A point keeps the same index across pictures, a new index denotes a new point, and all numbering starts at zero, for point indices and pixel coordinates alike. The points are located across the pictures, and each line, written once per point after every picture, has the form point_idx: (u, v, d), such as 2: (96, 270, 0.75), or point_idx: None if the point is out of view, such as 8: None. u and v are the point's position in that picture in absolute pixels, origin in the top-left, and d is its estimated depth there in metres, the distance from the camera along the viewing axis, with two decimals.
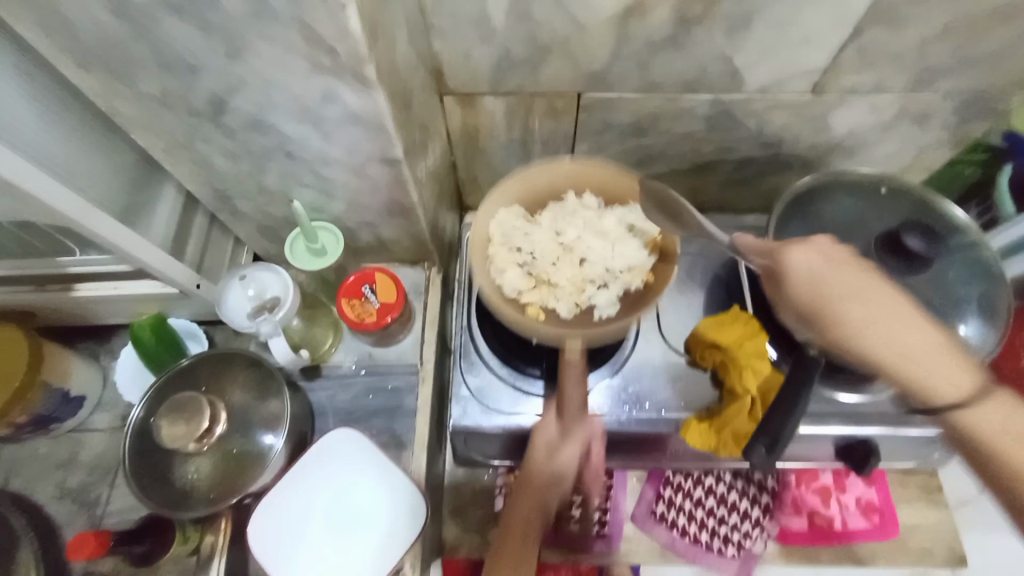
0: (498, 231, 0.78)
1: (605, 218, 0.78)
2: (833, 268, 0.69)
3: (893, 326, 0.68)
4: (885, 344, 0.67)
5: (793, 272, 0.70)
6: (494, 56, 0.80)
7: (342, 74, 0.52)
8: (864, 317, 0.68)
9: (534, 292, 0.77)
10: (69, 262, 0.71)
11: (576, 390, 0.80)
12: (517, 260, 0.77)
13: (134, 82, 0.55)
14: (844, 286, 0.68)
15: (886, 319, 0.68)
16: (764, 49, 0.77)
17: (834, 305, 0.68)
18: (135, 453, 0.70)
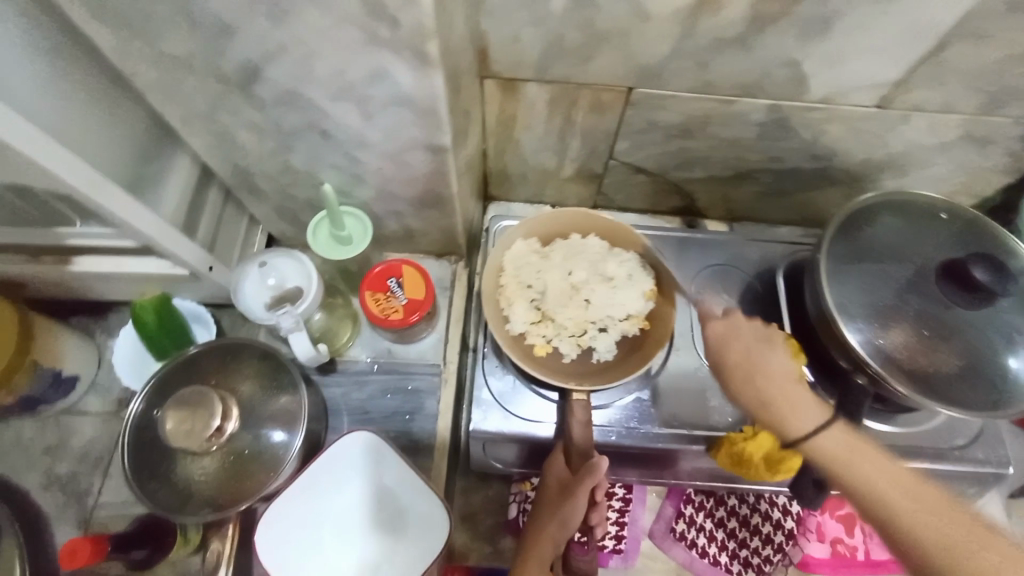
0: (512, 265, 0.84)
1: (609, 262, 0.84)
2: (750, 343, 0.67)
3: (798, 399, 0.63)
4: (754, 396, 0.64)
5: (719, 342, 0.68)
6: (545, 41, 0.73)
7: (399, 48, 0.46)
8: (760, 393, 0.64)
9: (540, 329, 0.82)
10: (69, 234, 0.64)
11: (584, 434, 0.75)
12: (526, 294, 0.83)
13: (156, 40, 0.48)
14: (748, 360, 0.66)
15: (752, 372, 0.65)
16: (836, 57, 0.72)
17: (760, 382, 0.64)
18: (134, 451, 0.65)
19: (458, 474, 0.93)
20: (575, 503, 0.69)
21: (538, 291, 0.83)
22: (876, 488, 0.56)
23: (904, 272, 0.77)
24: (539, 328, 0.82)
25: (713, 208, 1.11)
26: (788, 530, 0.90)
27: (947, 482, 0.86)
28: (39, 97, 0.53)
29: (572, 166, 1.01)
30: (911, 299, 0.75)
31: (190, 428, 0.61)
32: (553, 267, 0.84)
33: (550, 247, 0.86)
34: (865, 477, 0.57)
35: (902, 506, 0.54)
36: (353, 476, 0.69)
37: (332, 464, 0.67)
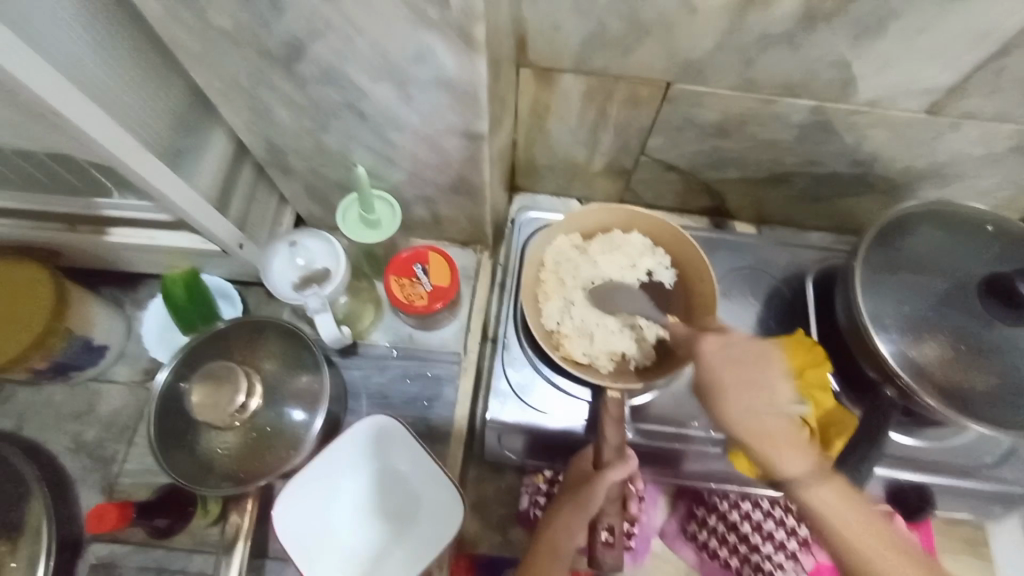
0: (551, 259, 0.83)
1: (645, 262, 0.82)
2: (747, 374, 0.65)
3: (786, 437, 0.64)
4: (749, 419, 0.64)
5: (715, 367, 0.66)
6: (586, 30, 0.72)
7: (446, 30, 0.45)
8: (749, 429, 0.64)
9: (575, 328, 0.80)
10: (105, 204, 0.65)
11: (614, 431, 0.72)
12: (563, 292, 0.81)
13: (203, 12, 0.48)
14: (739, 392, 0.65)
15: (746, 392, 0.65)
16: (889, 59, 0.69)
17: (760, 416, 0.64)
18: (159, 420, 0.66)
19: (471, 463, 0.93)
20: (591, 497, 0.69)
21: (574, 289, 0.81)
22: (846, 528, 0.59)
23: (943, 284, 0.75)
24: (573, 327, 0.80)
25: (743, 210, 1.08)
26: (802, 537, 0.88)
27: (971, 503, 0.84)
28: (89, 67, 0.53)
29: (602, 160, 0.99)
30: (948, 312, 0.73)
31: (214, 402, 0.62)
32: (591, 264, 0.82)
33: (590, 242, 0.84)
34: (839, 518, 0.60)
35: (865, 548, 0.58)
36: (369, 459, 0.69)
37: (355, 446, 0.68)
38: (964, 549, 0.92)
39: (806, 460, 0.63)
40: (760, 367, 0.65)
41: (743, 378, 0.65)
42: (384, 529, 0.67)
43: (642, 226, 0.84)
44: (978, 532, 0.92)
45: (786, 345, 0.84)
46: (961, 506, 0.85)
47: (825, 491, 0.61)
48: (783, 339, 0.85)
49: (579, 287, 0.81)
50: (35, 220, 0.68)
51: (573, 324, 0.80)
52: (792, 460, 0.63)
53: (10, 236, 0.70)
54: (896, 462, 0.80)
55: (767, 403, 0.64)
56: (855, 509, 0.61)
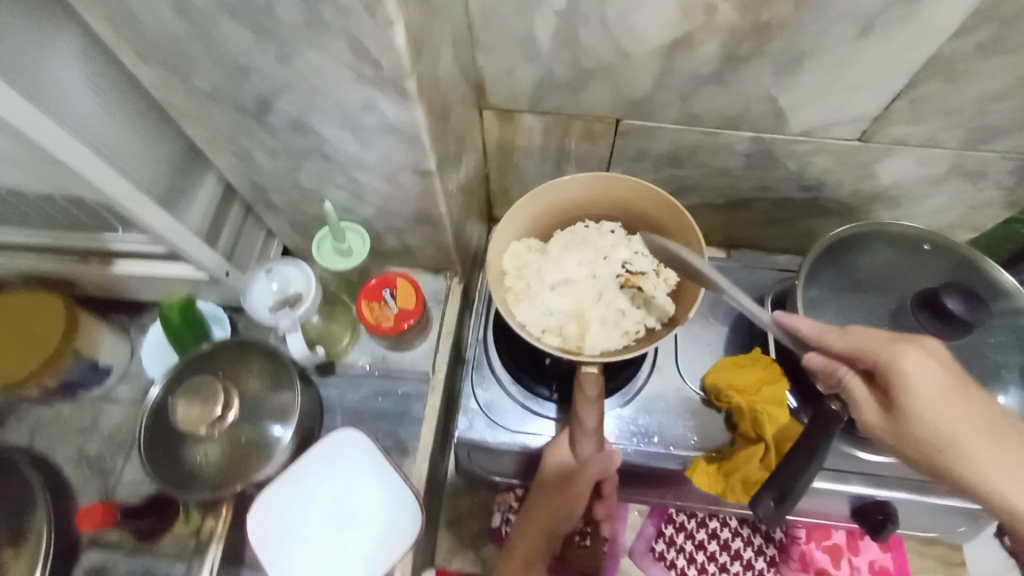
0: (510, 265, 0.80)
1: (615, 250, 0.81)
2: (944, 384, 0.57)
3: (1007, 445, 0.55)
4: (976, 457, 0.55)
5: (897, 379, 0.57)
6: (536, 76, 0.80)
7: (384, 85, 0.53)
8: (990, 463, 0.55)
9: (554, 325, 0.79)
10: (112, 239, 0.74)
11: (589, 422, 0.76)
12: (535, 288, 0.80)
13: (188, 76, 0.58)
14: (949, 412, 0.56)
15: (975, 433, 0.56)
16: (813, 92, 0.75)
17: (951, 433, 0.56)
18: (149, 431, 0.73)
19: (447, 479, 0.97)
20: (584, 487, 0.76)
21: (542, 282, 0.80)
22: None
23: (883, 305, 0.79)
24: (553, 324, 0.78)
25: (710, 234, 1.13)
26: (769, 557, 0.91)
27: (935, 517, 0.84)
28: (88, 122, 0.63)
29: None
30: (889, 331, 0.76)
31: (199, 415, 0.71)
32: (560, 257, 0.81)
33: (550, 242, 0.83)
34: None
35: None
36: (334, 470, 0.74)
37: (320, 455, 0.74)
38: (937, 566, 0.92)
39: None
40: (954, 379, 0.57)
41: (954, 400, 0.56)
42: (361, 537, 0.70)
43: (617, 200, 0.80)
44: (951, 552, 0.92)
45: (743, 363, 0.87)
46: (927, 523, 0.86)
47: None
48: (741, 357, 0.88)
49: (542, 284, 0.80)
50: (52, 253, 0.78)
51: (552, 320, 0.79)
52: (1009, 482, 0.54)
53: (27, 269, 0.79)
54: (860, 478, 0.81)
55: (978, 417, 0.56)
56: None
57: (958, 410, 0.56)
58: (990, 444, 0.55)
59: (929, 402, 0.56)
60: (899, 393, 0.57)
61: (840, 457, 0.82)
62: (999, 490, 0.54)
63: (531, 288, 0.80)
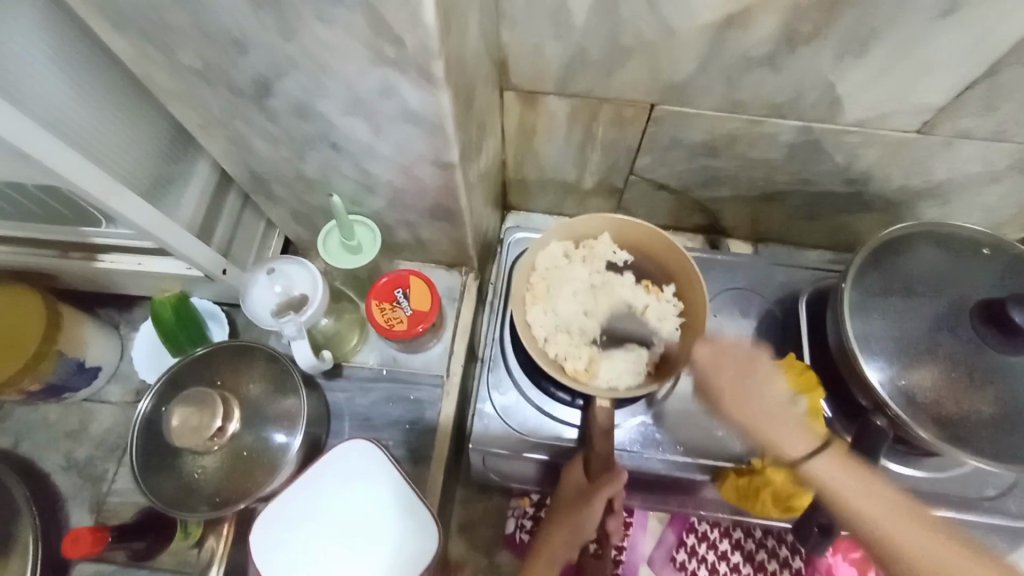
0: (541, 265, 0.82)
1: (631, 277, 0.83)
2: (734, 377, 0.71)
3: (788, 426, 0.69)
4: (744, 411, 0.70)
5: (705, 372, 0.72)
6: (566, 54, 0.72)
7: (405, 67, 0.46)
8: (773, 426, 0.69)
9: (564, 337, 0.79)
10: (93, 233, 0.67)
11: (602, 442, 0.73)
12: (555, 295, 0.81)
13: (175, 51, 0.50)
14: (770, 412, 0.69)
15: (748, 407, 0.70)
16: (875, 79, 0.68)
17: (761, 427, 0.69)
18: (141, 448, 0.67)
19: (459, 483, 0.93)
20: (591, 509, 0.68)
21: (562, 291, 0.81)
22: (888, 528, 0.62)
23: (934, 307, 0.72)
24: (561, 332, 0.79)
25: (739, 228, 1.07)
26: (794, 570, 0.87)
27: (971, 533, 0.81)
28: (53, 104, 0.55)
29: (593, 178, 0.99)
30: (943, 338, 0.70)
31: (195, 424, 0.65)
32: (582, 272, 0.82)
33: (580, 250, 0.84)
34: (880, 516, 0.62)
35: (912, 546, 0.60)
36: (341, 484, 0.68)
37: (330, 466, 0.69)
38: None
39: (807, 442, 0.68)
40: (748, 376, 0.71)
41: (773, 401, 0.71)
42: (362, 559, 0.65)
43: (636, 239, 0.83)
44: None
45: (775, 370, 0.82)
46: None
47: (879, 508, 0.63)
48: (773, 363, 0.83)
49: (563, 292, 0.81)
50: (30, 247, 0.71)
51: (563, 330, 0.80)
52: (806, 455, 0.67)
53: (5, 263, 0.73)
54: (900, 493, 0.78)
55: (787, 410, 0.70)
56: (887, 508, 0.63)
57: (745, 388, 0.71)
58: (796, 429, 0.69)
59: (709, 370, 0.72)
60: (704, 375, 0.73)
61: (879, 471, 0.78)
62: (839, 489, 0.65)
63: (551, 295, 0.81)
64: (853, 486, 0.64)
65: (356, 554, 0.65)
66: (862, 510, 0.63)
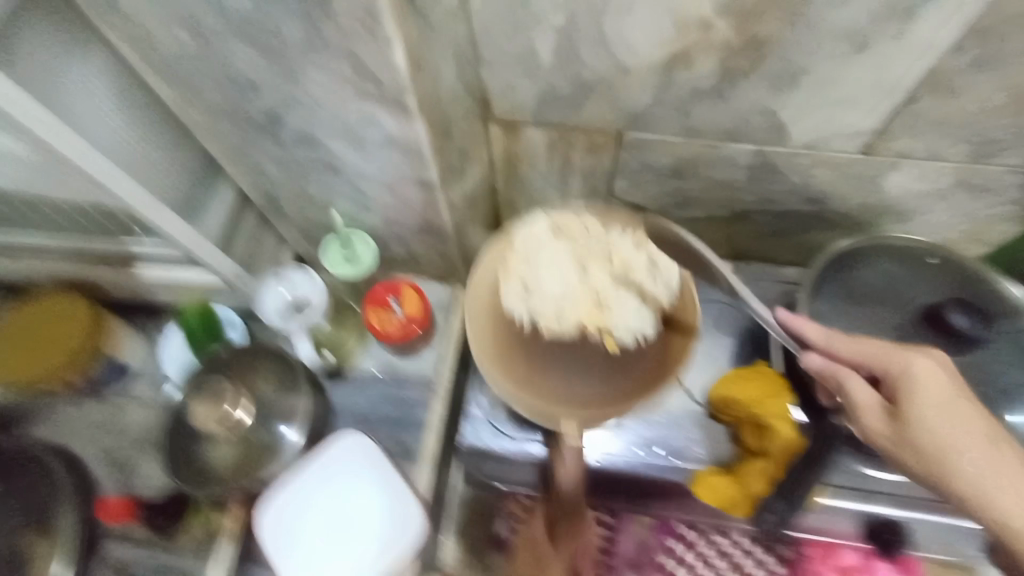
0: (517, 244, 0.76)
1: (612, 240, 0.75)
2: (954, 400, 0.60)
3: (993, 470, 0.57)
4: (937, 438, 0.59)
5: (916, 394, 0.61)
6: (538, 91, 0.82)
7: (383, 101, 0.56)
8: (991, 476, 0.57)
9: (545, 314, 0.73)
10: (133, 245, 0.79)
11: (587, 402, 0.76)
12: (525, 275, 0.75)
13: (205, 93, 0.62)
14: (958, 425, 0.59)
15: (990, 443, 0.58)
16: (812, 105, 0.76)
17: (957, 448, 0.58)
18: (172, 432, 0.80)
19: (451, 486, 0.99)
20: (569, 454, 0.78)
21: (544, 265, 0.74)
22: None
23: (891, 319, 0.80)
24: (559, 310, 0.73)
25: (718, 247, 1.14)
26: (774, 572, 0.92)
27: (949, 536, 0.83)
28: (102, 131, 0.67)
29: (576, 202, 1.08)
30: None
31: (216, 414, 0.74)
32: (563, 241, 0.75)
33: (557, 225, 0.76)
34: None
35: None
36: (333, 478, 0.75)
37: (331, 468, 0.75)
38: None
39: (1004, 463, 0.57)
40: (959, 397, 0.61)
41: (955, 409, 0.60)
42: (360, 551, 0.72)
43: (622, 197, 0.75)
44: (967, 574, 0.89)
45: (749, 377, 0.84)
46: (938, 544, 0.84)
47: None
48: (745, 371, 0.86)
49: (541, 271, 0.74)
50: (80, 259, 0.83)
51: (561, 306, 0.74)
52: (988, 483, 0.57)
53: (58, 273, 0.85)
54: (867, 496, 0.82)
55: (982, 428, 0.59)
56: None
57: (957, 418, 0.60)
58: (989, 454, 0.58)
59: (929, 407, 0.60)
60: (910, 400, 0.61)
61: (846, 474, 0.82)
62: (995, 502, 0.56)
63: (515, 274, 0.75)
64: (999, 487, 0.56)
65: (350, 543, 0.72)
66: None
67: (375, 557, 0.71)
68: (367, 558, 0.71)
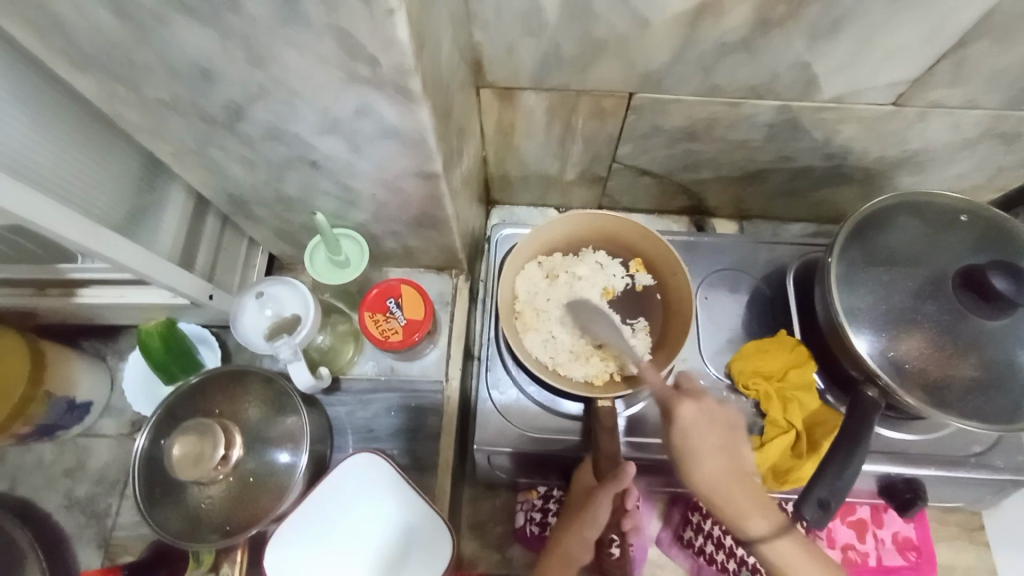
0: (522, 291, 0.85)
1: (602, 272, 0.86)
2: (716, 433, 0.72)
3: (749, 493, 0.69)
4: (714, 471, 0.70)
5: (687, 429, 0.72)
6: (541, 51, 0.71)
7: (381, 86, 0.44)
8: (723, 491, 0.69)
9: (566, 350, 0.82)
10: (70, 269, 0.65)
11: (609, 441, 0.74)
12: (544, 318, 0.83)
13: (137, 84, 0.48)
14: (718, 459, 0.70)
15: (720, 463, 0.70)
16: (851, 57, 0.68)
17: (722, 474, 0.70)
18: (144, 481, 0.66)
19: (465, 485, 0.94)
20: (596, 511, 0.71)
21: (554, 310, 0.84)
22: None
23: (920, 277, 0.74)
24: (578, 344, 0.82)
25: (723, 208, 1.07)
26: None
27: (966, 488, 0.84)
28: (16, 144, 0.52)
29: (575, 170, 0.99)
30: (927, 308, 0.72)
31: (196, 454, 0.63)
32: (567, 285, 0.85)
33: (554, 265, 0.87)
34: (774, 550, 0.67)
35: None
36: (347, 500, 0.69)
37: (337, 485, 0.69)
38: (956, 531, 0.94)
39: (757, 502, 0.68)
40: (728, 436, 0.72)
41: (724, 448, 0.71)
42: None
43: (610, 229, 0.86)
44: (972, 516, 0.94)
45: (767, 347, 0.84)
46: (953, 495, 0.86)
47: (782, 543, 0.67)
48: (764, 341, 0.85)
49: (555, 312, 0.84)
50: (5, 288, 0.69)
51: (575, 339, 0.83)
52: (736, 507, 0.68)
53: None
54: (889, 459, 0.81)
55: (728, 455, 0.71)
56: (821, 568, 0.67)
57: (721, 453, 0.71)
58: (737, 483, 0.69)
59: (688, 435, 0.71)
60: (684, 435, 0.71)
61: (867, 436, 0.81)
62: (741, 520, 0.68)
63: (538, 316, 0.84)
64: (749, 512, 0.68)
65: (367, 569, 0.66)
66: (780, 562, 0.67)
67: None
68: None
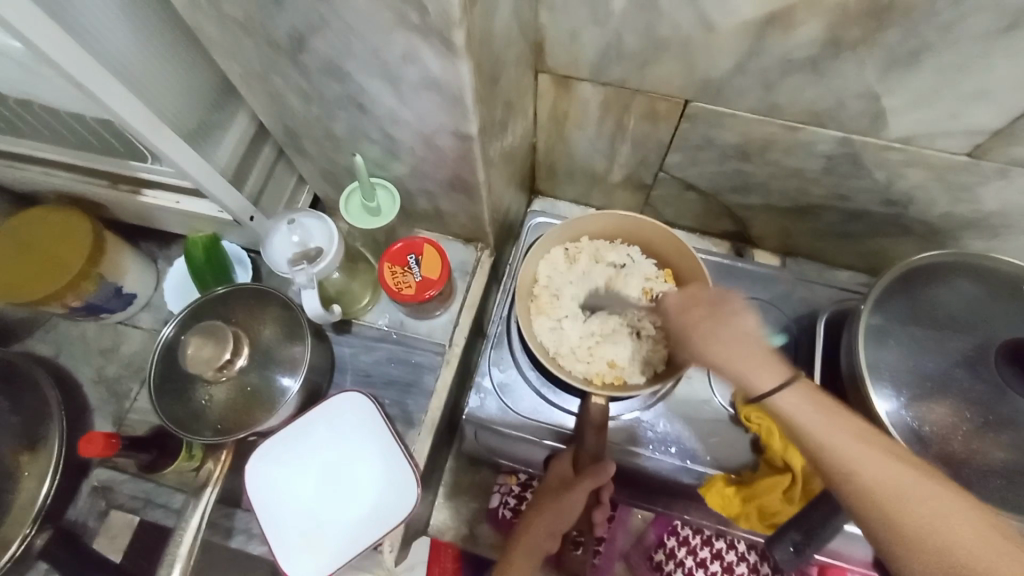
0: (543, 275, 0.86)
1: (630, 274, 0.85)
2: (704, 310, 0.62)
3: (757, 357, 0.56)
4: (704, 346, 0.59)
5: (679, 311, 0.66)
6: (603, 42, 0.71)
7: (428, 35, 0.47)
8: (724, 357, 0.57)
9: (573, 343, 0.82)
10: (139, 167, 0.73)
11: (595, 438, 0.75)
12: (559, 306, 0.84)
13: (219, 2, 0.53)
14: (720, 338, 0.58)
15: (714, 332, 0.58)
16: (925, 93, 0.64)
17: (723, 341, 0.58)
18: (160, 367, 0.73)
19: (450, 455, 0.96)
20: (572, 501, 0.71)
21: (570, 301, 0.84)
22: (896, 484, 0.47)
23: (961, 345, 0.68)
24: (586, 340, 0.82)
25: (767, 239, 1.04)
26: None
27: None
28: (116, 43, 0.59)
29: (621, 171, 0.98)
30: (963, 379, 0.67)
31: (205, 355, 0.68)
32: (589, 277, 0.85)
33: (581, 257, 0.86)
34: (817, 427, 0.52)
35: (937, 522, 0.45)
36: (333, 431, 0.72)
37: (322, 415, 0.72)
38: None
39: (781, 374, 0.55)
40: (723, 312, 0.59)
41: (720, 328, 0.58)
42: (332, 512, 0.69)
43: (646, 235, 0.85)
44: None
45: None
46: None
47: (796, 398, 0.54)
48: None
49: (571, 302, 0.84)
50: (85, 175, 0.78)
51: (584, 335, 0.82)
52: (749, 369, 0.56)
53: (63, 187, 0.80)
54: None
55: (729, 327, 0.58)
56: (890, 455, 0.49)
57: (722, 331, 0.58)
58: (752, 359, 0.56)
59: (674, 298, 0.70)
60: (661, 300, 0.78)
61: None
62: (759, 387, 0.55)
63: (553, 302, 0.84)
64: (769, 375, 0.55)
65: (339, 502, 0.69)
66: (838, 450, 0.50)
67: (360, 518, 0.68)
68: (353, 519, 0.68)
